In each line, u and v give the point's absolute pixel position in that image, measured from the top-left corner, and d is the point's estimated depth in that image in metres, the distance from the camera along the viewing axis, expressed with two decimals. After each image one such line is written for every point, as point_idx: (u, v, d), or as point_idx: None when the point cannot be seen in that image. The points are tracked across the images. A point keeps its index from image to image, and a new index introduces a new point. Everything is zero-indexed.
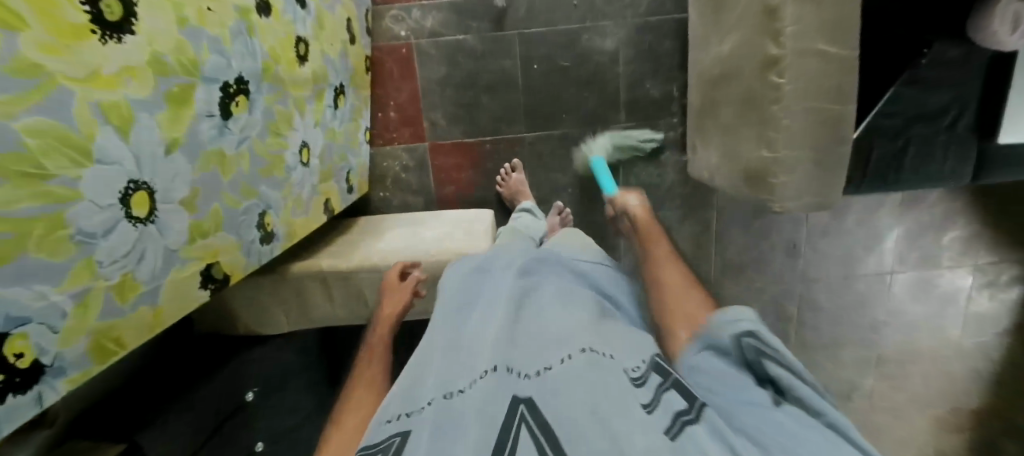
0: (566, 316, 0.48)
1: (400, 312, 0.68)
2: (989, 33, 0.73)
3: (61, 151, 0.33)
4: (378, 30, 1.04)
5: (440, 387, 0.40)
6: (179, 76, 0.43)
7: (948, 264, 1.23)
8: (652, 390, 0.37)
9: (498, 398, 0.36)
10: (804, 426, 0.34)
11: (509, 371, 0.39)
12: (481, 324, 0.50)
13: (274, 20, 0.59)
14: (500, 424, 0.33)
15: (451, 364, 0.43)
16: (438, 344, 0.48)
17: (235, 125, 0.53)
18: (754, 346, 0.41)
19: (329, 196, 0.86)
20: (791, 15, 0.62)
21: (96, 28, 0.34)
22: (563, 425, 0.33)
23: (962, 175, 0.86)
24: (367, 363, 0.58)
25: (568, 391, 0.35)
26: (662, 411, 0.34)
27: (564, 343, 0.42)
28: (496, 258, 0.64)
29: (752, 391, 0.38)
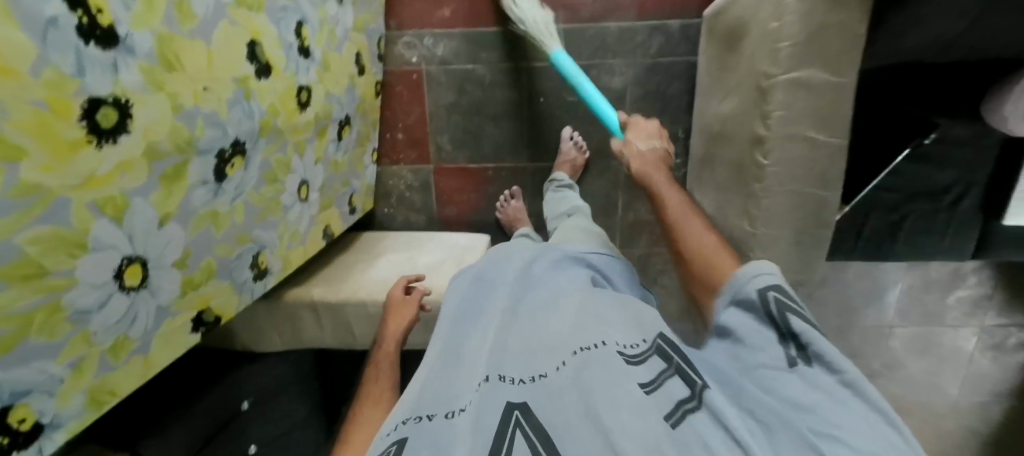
0: (557, 317, 0.57)
1: (404, 330, 0.75)
2: (999, 118, 0.71)
3: (59, 250, 0.38)
4: (390, 56, 1.06)
5: (441, 403, 0.49)
6: (174, 156, 0.48)
7: (953, 323, 1.18)
8: (651, 373, 0.46)
9: (495, 405, 0.45)
10: (810, 387, 0.44)
11: (502, 379, 0.49)
12: (481, 337, 0.60)
13: (273, 79, 0.62)
14: (496, 433, 0.42)
15: (454, 380, 0.53)
16: (444, 356, 0.58)
17: (230, 185, 0.58)
18: (780, 300, 0.50)
19: (329, 222, 0.90)
20: (780, 100, 0.62)
21: (93, 137, 0.38)
22: (556, 428, 0.41)
23: (961, 251, 0.84)
24: (376, 379, 0.65)
25: (560, 397, 0.44)
26: (661, 395, 0.43)
27: (556, 348, 0.51)
28: (495, 268, 0.74)
29: (767, 350, 0.49)
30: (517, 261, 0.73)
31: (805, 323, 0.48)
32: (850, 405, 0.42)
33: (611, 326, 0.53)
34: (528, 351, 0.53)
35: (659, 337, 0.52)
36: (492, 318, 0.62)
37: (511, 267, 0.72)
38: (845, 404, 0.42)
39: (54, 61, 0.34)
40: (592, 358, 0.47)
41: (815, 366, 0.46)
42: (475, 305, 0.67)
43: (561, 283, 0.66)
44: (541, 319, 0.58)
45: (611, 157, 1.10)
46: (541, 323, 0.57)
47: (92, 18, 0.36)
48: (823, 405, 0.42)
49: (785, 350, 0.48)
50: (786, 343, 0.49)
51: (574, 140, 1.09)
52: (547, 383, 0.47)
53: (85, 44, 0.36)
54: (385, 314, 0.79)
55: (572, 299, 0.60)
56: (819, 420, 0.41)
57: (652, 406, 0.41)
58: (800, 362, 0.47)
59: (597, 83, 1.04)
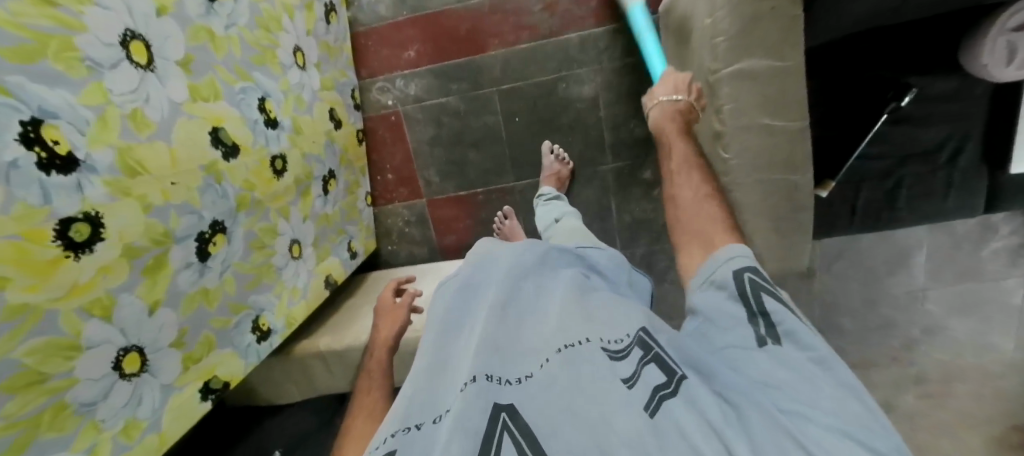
0: (547, 319, 0.46)
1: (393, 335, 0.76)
2: (979, 66, 0.66)
3: (55, 355, 0.43)
4: (368, 103, 1.11)
5: (427, 406, 0.40)
6: (152, 249, 0.52)
7: (992, 276, 1.09)
8: (632, 365, 0.37)
9: (479, 403, 0.35)
10: (781, 367, 0.36)
11: (491, 380, 0.38)
12: (463, 334, 0.48)
13: (243, 157, 0.67)
14: (483, 435, 0.33)
15: (439, 386, 0.42)
16: (424, 360, 0.46)
17: (216, 262, 0.62)
18: (753, 280, 0.41)
19: (330, 272, 0.94)
20: (728, 94, 0.62)
21: (68, 252, 0.43)
22: (541, 425, 0.34)
23: (973, 208, 0.77)
24: (367, 391, 0.63)
25: (551, 396, 0.36)
26: (642, 386, 0.35)
27: (542, 347, 0.41)
28: (480, 259, 0.59)
29: (738, 331, 0.39)
30: (504, 249, 0.59)
31: (779, 302, 0.40)
32: (820, 383, 0.35)
33: (597, 315, 0.43)
34: (512, 348, 0.43)
35: (642, 327, 0.41)
36: (476, 309, 0.50)
37: (499, 255, 0.57)
38: (820, 387, 0.34)
39: (22, 196, 0.39)
40: (580, 357, 0.38)
41: (786, 346, 0.38)
42: (458, 301, 0.53)
43: (552, 274, 0.54)
44: (529, 320, 0.47)
45: (596, 163, 1.10)
46: (527, 324, 0.46)
47: (49, 150, 0.41)
48: (792, 388, 0.35)
49: (753, 328, 0.39)
50: (754, 320, 0.39)
51: (555, 153, 1.07)
52: (536, 384, 0.37)
53: (47, 175, 0.41)
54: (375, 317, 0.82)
55: (565, 292, 0.48)
56: (791, 399, 0.34)
57: (627, 398, 0.34)
58: (769, 343, 0.38)
59: (568, 94, 1.05)
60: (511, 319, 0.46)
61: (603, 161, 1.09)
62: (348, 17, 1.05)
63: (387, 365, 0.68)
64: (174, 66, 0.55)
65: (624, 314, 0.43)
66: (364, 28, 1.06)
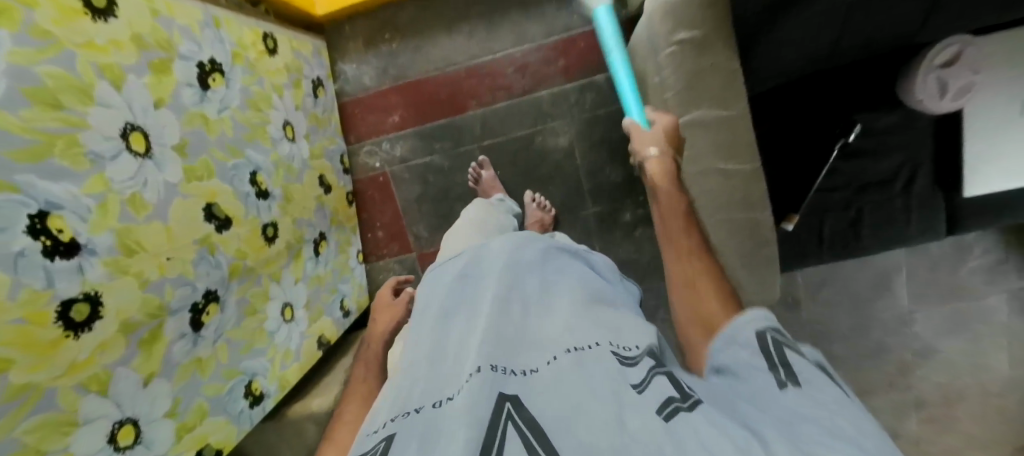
0: (552, 322, 0.46)
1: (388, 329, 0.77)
2: (916, 101, 0.72)
3: (53, 433, 0.45)
4: (357, 166, 1.17)
5: (428, 394, 0.40)
6: (148, 322, 0.55)
7: (974, 294, 1.11)
8: (642, 372, 0.37)
9: (485, 393, 0.34)
10: (807, 408, 0.31)
11: (497, 370, 0.37)
12: (463, 329, 0.48)
13: (235, 227, 0.71)
14: (488, 423, 0.32)
15: (438, 377, 0.41)
16: (423, 355, 0.46)
17: (209, 330, 0.65)
18: (777, 339, 0.37)
19: (323, 331, 0.96)
20: (684, 143, 0.68)
21: (68, 331, 0.46)
22: (548, 416, 0.33)
23: (936, 232, 0.78)
24: (364, 372, 0.67)
25: (557, 389, 0.35)
26: (654, 392, 0.34)
27: (547, 348, 0.42)
28: (480, 260, 0.59)
29: (756, 381, 0.35)
30: (505, 249, 0.59)
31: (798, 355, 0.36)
32: (850, 422, 0.30)
33: (608, 330, 0.44)
34: (519, 348, 0.43)
35: (647, 344, 0.42)
36: (478, 304, 0.51)
37: (500, 256, 0.58)
38: (841, 425, 0.30)
39: (27, 283, 0.42)
40: (589, 355, 0.38)
41: (809, 390, 0.33)
42: (459, 297, 0.53)
43: (554, 277, 0.55)
44: (534, 319, 0.48)
45: (578, 209, 1.14)
46: (534, 324, 0.46)
47: (54, 238, 0.45)
48: (821, 425, 0.29)
49: (772, 374, 0.35)
50: (774, 371, 0.35)
51: (537, 201, 1.11)
52: (541, 379, 0.37)
53: (51, 261, 0.45)
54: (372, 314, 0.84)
55: (571, 299, 0.49)
56: (822, 433, 0.29)
57: (641, 399, 0.33)
58: (790, 386, 0.34)
59: (545, 145, 1.11)
60: (514, 315, 0.47)
61: (584, 206, 1.14)
62: (335, 88, 1.13)
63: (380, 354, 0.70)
64: (170, 151, 0.61)
65: (633, 332, 0.44)
66: (350, 97, 1.13)
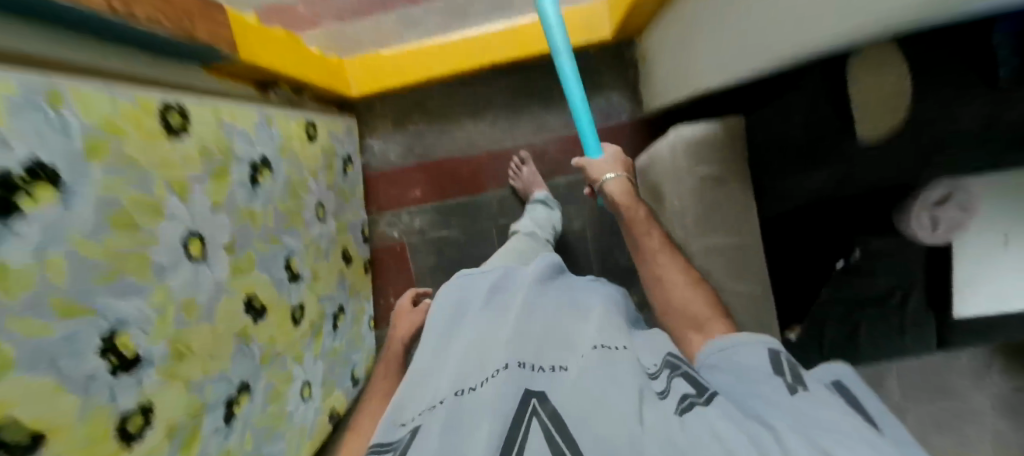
0: (581, 328, 0.62)
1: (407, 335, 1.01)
2: (910, 234, 0.74)
3: None
4: (376, 234, 1.21)
5: (461, 380, 0.54)
6: (187, 423, 0.57)
7: (969, 400, 1.14)
8: (664, 382, 0.52)
9: (513, 388, 0.49)
10: (813, 403, 0.45)
11: (521, 367, 0.53)
12: (491, 333, 0.62)
13: (266, 316, 0.74)
14: (516, 419, 0.46)
15: (473, 366, 0.56)
16: (457, 351, 0.61)
17: (237, 422, 0.66)
18: (783, 356, 0.53)
19: (335, 405, 0.97)
20: (699, 255, 0.76)
21: (123, 444, 0.48)
22: (569, 413, 0.46)
23: (928, 346, 0.86)
24: (383, 377, 0.95)
25: (578, 385, 0.49)
26: (673, 396, 0.49)
27: (573, 349, 0.57)
28: (510, 279, 0.76)
29: (763, 383, 0.49)
30: (533, 273, 0.75)
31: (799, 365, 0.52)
32: (839, 411, 0.43)
33: (629, 338, 0.59)
34: (545, 347, 0.58)
35: (668, 355, 0.58)
36: (508, 312, 0.66)
37: (526, 279, 0.73)
38: (834, 415, 0.43)
39: (95, 401, 0.45)
40: (603, 356, 0.53)
41: (812, 390, 0.47)
42: (490, 307, 0.68)
43: (574, 299, 0.71)
44: (561, 327, 0.63)
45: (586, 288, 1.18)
46: (556, 332, 0.61)
47: (119, 355, 0.48)
48: (815, 413, 0.43)
49: (782, 378, 0.49)
50: (782, 374, 0.50)
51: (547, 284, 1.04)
52: (565, 378, 0.52)
53: (115, 378, 0.47)
54: (394, 318, 1.05)
55: (596, 313, 0.65)
56: (823, 419, 0.42)
57: (663, 406, 0.46)
58: (798, 391, 0.47)
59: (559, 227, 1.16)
60: (537, 323, 0.62)
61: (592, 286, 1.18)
62: (362, 162, 1.17)
63: (402, 360, 0.97)
64: (221, 251, 0.64)
65: (661, 349, 0.61)
66: (375, 171, 1.18)
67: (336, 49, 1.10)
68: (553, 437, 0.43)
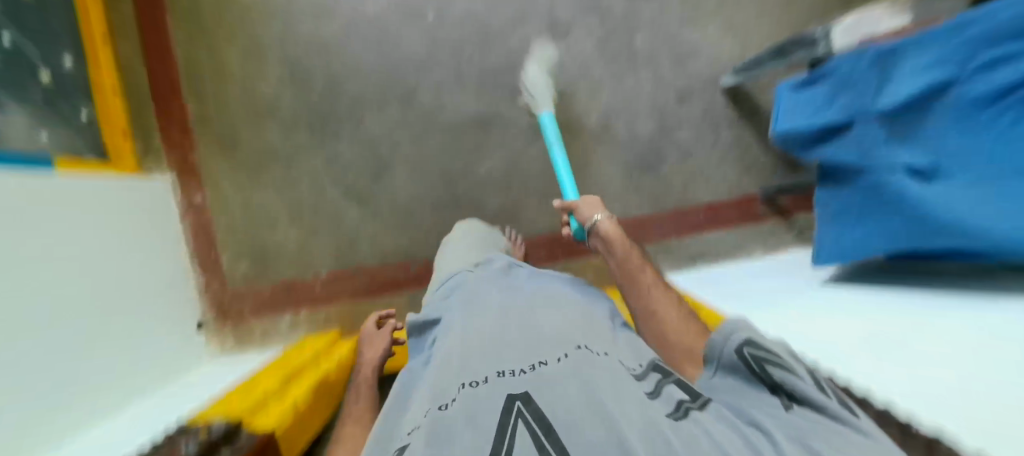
0: (548, 318, 0.58)
1: (378, 356, 0.90)
2: None
3: None
4: None
5: (439, 393, 0.46)
6: None
7: None
8: (652, 383, 0.45)
9: (495, 399, 0.42)
10: (805, 422, 0.36)
11: (502, 373, 0.47)
12: (462, 334, 0.57)
13: None
14: (498, 430, 0.37)
15: (440, 384, 0.48)
16: (425, 382, 0.52)
17: None
18: (755, 354, 0.42)
19: None
20: None
21: None
22: (558, 417, 0.38)
23: None
24: (355, 400, 0.83)
25: (563, 386, 0.42)
26: (664, 398, 0.42)
27: (556, 345, 0.51)
28: (470, 288, 0.69)
29: (761, 399, 0.40)
30: (507, 278, 0.72)
31: (783, 369, 0.40)
32: (860, 440, 0.33)
33: (613, 345, 0.54)
34: (525, 342, 0.53)
35: (653, 359, 0.51)
36: (491, 305, 0.62)
37: (498, 288, 0.68)
38: (846, 437, 0.33)
39: None
40: (580, 358, 0.47)
41: (806, 406, 0.37)
42: (474, 305, 0.63)
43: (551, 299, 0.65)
44: (536, 313, 0.60)
45: None
46: (530, 332, 0.55)
47: None
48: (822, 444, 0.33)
49: (763, 389, 0.41)
50: (776, 392, 0.40)
51: None
52: (547, 370, 0.46)
53: None
54: (361, 344, 0.96)
55: (565, 318, 0.58)
56: (832, 442, 0.33)
57: (657, 406, 0.40)
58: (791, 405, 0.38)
59: None
60: (510, 325, 0.57)
61: None
62: None
63: (372, 379, 0.86)
64: None
65: (638, 351, 0.54)
66: None
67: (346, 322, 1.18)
68: (544, 449, 0.35)
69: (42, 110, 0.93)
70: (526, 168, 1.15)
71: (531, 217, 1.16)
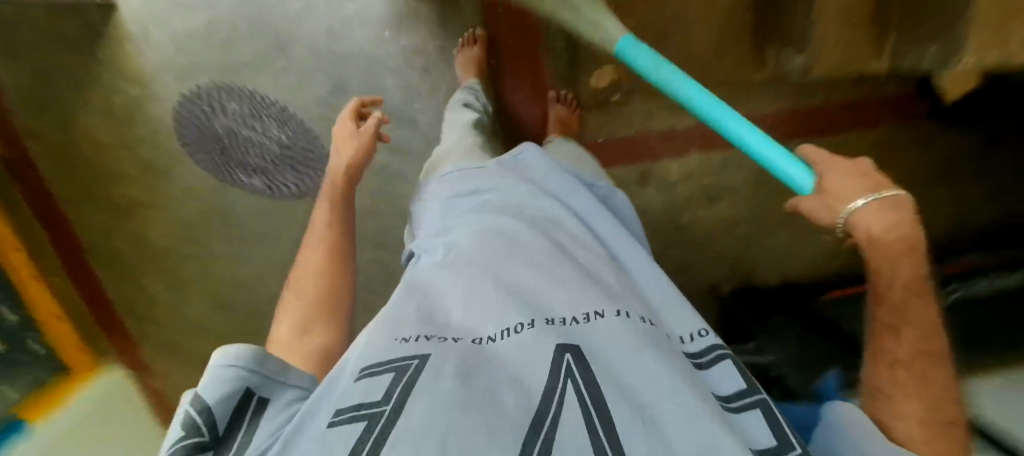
0: (607, 275, 0.50)
1: (359, 154, 0.79)
2: None
3: None
4: None
5: (465, 330, 0.42)
6: None
7: None
8: (731, 389, 0.41)
9: (545, 344, 0.38)
10: None
11: (549, 321, 0.41)
12: (498, 257, 0.50)
13: None
14: (547, 389, 0.34)
15: (448, 316, 0.44)
16: (423, 306, 0.45)
17: None
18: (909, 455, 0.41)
19: None
20: None
21: None
22: (607, 393, 0.34)
23: None
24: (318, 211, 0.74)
25: (623, 358, 0.38)
26: (744, 417, 0.38)
27: (615, 299, 0.45)
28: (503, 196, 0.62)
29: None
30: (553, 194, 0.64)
31: None
32: None
33: (653, 308, 0.50)
34: (576, 284, 0.46)
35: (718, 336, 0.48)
36: (532, 228, 0.56)
37: (545, 207, 0.61)
38: None
39: None
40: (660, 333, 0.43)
41: None
42: (511, 219, 0.58)
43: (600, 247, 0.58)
44: (592, 260, 0.52)
45: None
46: (581, 272, 0.48)
47: None
48: None
49: None
50: None
51: None
52: (603, 332, 0.40)
53: None
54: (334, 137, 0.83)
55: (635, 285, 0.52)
56: None
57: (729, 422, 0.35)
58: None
59: None
60: (563, 261, 0.50)
61: None
62: None
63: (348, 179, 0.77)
64: None
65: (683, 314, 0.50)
66: None
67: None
68: (596, 431, 0.31)
69: (6, 371, 0.98)
70: None
71: None
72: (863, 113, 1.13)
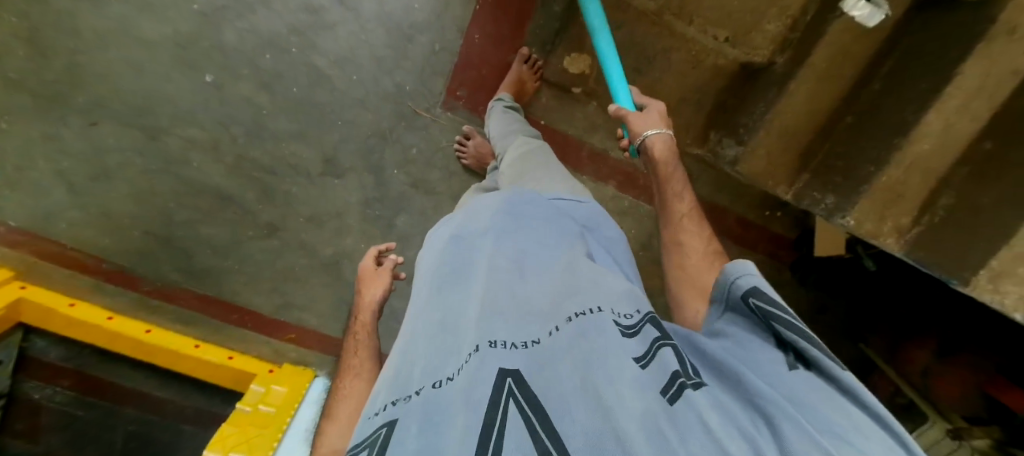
0: (543, 288, 0.54)
1: (379, 300, 0.87)
2: None
3: None
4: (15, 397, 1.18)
5: (430, 372, 0.45)
6: None
7: None
8: (645, 345, 0.47)
9: (487, 370, 0.41)
10: (808, 389, 0.41)
11: (493, 344, 0.44)
12: (448, 305, 0.53)
13: None
14: (491, 402, 0.38)
15: (414, 368, 0.46)
16: (396, 370, 0.48)
17: None
18: (758, 305, 0.48)
19: None
20: None
21: None
22: (549, 402, 0.39)
23: None
24: (355, 352, 0.82)
25: (554, 369, 0.42)
26: (656, 369, 0.43)
27: (548, 318, 0.49)
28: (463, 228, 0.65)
29: (765, 354, 0.46)
30: (515, 211, 0.65)
31: (796, 333, 0.45)
32: (843, 407, 0.39)
33: (609, 287, 0.55)
34: (515, 314, 0.50)
35: (648, 311, 0.53)
36: (479, 260, 0.58)
37: (497, 228, 0.62)
38: (819, 408, 0.38)
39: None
40: (589, 325, 0.48)
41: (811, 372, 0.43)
42: (458, 257, 0.60)
43: (554, 249, 0.61)
44: (533, 278, 0.56)
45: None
46: (519, 297, 0.52)
47: None
48: (813, 402, 0.39)
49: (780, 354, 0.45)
50: (781, 350, 0.46)
51: None
52: (545, 353, 0.45)
53: None
54: (358, 282, 0.90)
55: (574, 277, 0.55)
56: (822, 420, 0.37)
57: (645, 384, 0.41)
58: (798, 368, 0.43)
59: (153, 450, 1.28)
60: (507, 287, 0.53)
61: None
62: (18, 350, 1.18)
63: (372, 327, 0.85)
64: None
65: (627, 294, 0.55)
66: (32, 361, 1.19)
67: (20, 276, 1.11)
68: (537, 432, 0.35)
69: None
70: (249, 254, 1.18)
71: (234, 285, 1.21)
72: (750, 234, 1.23)
